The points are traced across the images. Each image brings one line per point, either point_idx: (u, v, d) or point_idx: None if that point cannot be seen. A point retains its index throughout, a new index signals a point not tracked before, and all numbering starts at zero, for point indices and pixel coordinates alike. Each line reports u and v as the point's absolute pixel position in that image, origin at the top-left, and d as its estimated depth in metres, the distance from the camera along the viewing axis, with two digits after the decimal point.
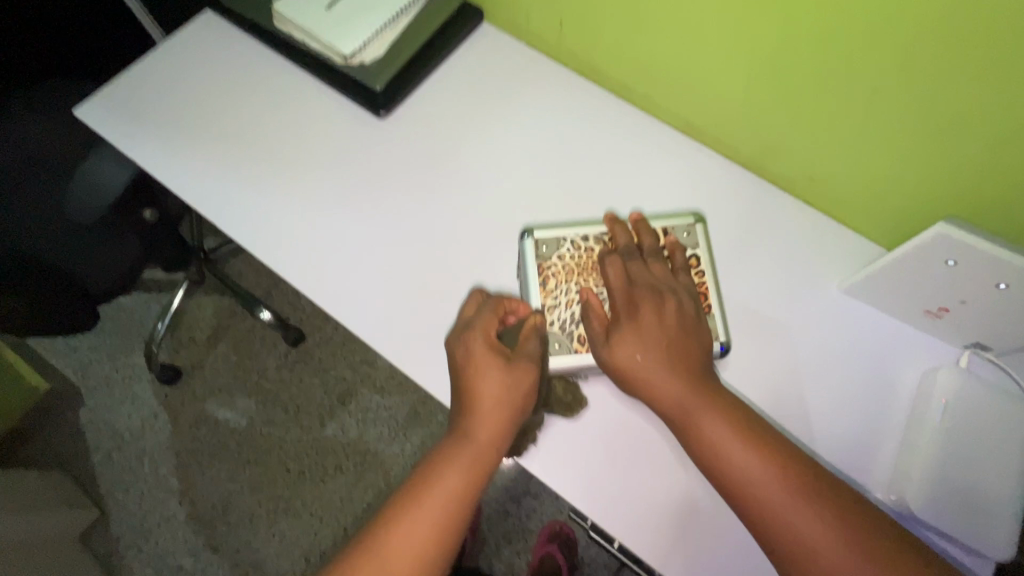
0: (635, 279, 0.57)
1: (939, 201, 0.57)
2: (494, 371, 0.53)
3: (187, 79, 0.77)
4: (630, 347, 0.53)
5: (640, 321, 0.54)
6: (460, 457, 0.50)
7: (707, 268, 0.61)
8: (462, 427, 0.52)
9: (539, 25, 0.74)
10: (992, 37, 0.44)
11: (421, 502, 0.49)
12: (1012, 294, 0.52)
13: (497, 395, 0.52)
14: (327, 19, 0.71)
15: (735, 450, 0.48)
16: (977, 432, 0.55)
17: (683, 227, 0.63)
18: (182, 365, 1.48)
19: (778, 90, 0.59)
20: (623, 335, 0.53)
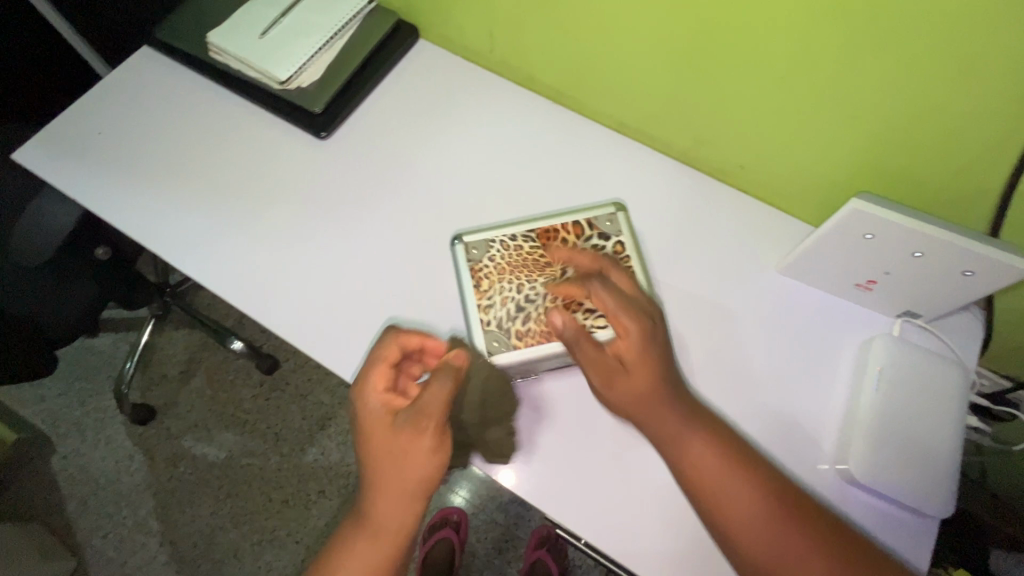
0: (630, 304, 0.55)
1: (857, 177, 0.60)
2: (411, 429, 0.52)
3: (128, 115, 0.77)
4: (641, 383, 0.54)
5: (645, 353, 0.54)
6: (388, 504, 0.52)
7: (633, 252, 0.63)
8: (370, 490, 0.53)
9: (472, 38, 0.76)
10: (875, 17, 0.47)
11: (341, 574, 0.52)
12: (927, 260, 0.55)
13: (407, 459, 0.52)
14: (261, 46, 0.72)
15: (710, 460, 0.51)
16: (913, 395, 0.58)
17: (605, 217, 0.66)
18: (155, 403, 1.45)
19: (699, 84, 0.62)
20: (632, 372, 0.54)
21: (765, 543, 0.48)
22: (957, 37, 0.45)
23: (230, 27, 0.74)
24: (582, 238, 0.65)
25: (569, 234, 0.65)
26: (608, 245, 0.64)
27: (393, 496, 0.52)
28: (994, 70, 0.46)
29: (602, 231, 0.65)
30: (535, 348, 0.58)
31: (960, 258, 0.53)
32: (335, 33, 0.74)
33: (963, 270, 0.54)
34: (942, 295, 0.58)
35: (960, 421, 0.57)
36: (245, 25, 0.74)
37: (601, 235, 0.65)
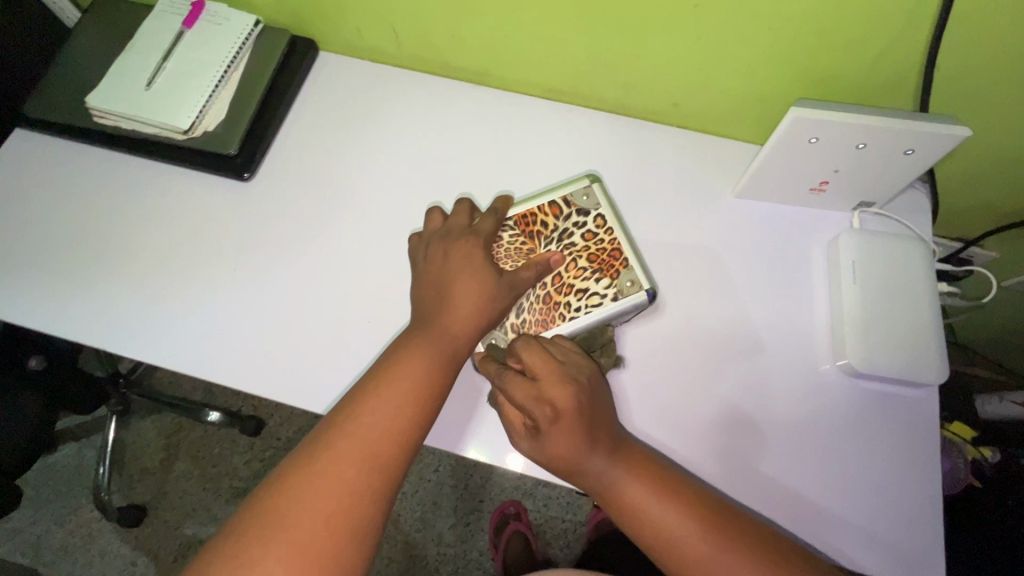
0: (554, 375, 0.51)
1: (786, 86, 0.61)
2: (440, 318, 0.53)
3: (21, 209, 0.69)
4: (564, 446, 0.50)
5: (569, 418, 0.50)
6: (385, 398, 0.48)
7: (615, 223, 0.61)
8: (433, 314, 0.54)
9: (374, 38, 0.72)
10: None
11: (376, 394, 0.48)
12: (871, 150, 0.56)
13: (470, 302, 0.53)
14: (150, 99, 0.66)
15: (636, 490, 0.49)
16: (886, 278, 0.61)
17: (581, 190, 0.63)
18: (143, 500, 1.36)
19: (615, 33, 0.61)
20: (552, 434, 0.50)
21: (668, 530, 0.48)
22: None
23: (108, 85, 0.67)
24: (561, 217, 0.62)
25: (547, 216, 0.62)
26: (588, 220, 0.61)
27: (393, 388, 0.49)
28: None
29: (579, 207, 0.62)
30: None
31: (899, 140, 0.55)
32: (228, 65, 0.68)
33: (904, 150, 0.56)
34: (890, 179, 0.60)
35: (932, 290, 0.60)
36: (124, 79, 0.67)
37: (580, 211, 0.62)
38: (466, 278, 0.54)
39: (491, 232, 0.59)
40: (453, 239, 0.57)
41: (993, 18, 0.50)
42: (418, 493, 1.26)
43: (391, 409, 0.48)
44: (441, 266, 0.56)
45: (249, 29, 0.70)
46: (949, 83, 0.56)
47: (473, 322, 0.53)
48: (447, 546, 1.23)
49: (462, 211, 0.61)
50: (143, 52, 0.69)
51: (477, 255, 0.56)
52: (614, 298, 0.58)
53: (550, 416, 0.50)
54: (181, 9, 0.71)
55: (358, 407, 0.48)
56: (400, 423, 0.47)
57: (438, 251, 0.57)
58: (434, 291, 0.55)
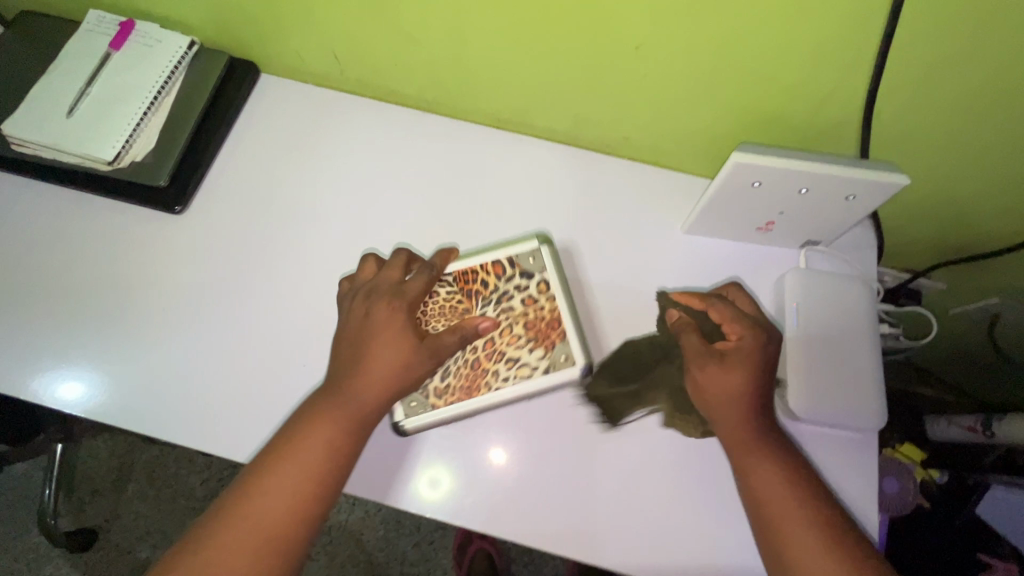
0: (747, 316, 0.57)
1: (731, 126, 0.61)
2: (348, 386, 0.53)
3: None
4: (734, 386, 0.54)
5: (746, 360, 0.55)
6: (287, 469, 0.50)
7: (557, 290, 0.61)
8: (341, 381, 0.53)
9: (317, 63, 0.70)
10: None
11: (279, 469, 0.50)
12: (813, 195, 0.56)
13: (386, 373, 0.53)
14: (72, 127, 0.62)
15: (779, 472, 0.53)
16: (827, 320, 0.61)
17: (527, 251, 0.62)
18: (94, 523, 1.31)
19: (560, 69, 0.60)
20: (728, 369, 0.54)
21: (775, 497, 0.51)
22: None
23: (26, 111, 0.63)
24: (503, 277, 0.61)
25: (489, 275, 0.61)
26: (532, 284, 0.61)
27: (294, 459, 0.51)
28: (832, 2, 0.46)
29: (524, 268, 0.61)
30: (455, 406, 0.58)
31: (841, 186, 0.54)
32: (158, 90, 0.65)
33: (846, 195, 0.56)
34: (834, 222, 0.60)
35: (872, 332, 0.61)
36: (46, 104, 0.63)
37: (524, 273, 0.61)
38: (381, 347, 0.53)
39: (419, 292, 0.56)
40: (376, 298, 0.55)
41: (928, 69, 0.50)
42: (382, 512, 1.24)
43: (291, 482, 0.50)
44: (359, 331, 0.54)
45: (183, 52, 0.66)
46: (888, 128, 0.56)
47: (384, 390, 0.53)
48: (410, 566, 1.21)
49: (397, 262, 0.58)
50: (66, 75, 0.65)
51: (399, 319, 0.54)
52: (545, 371, 0.58)
53: (717, 357, 0.56)
54: (109, 29, 0.67)
55: (257, 479, 0.50)
56: (299, 495, 0.50)
57: (358, 312, 0.55)
58: (348, 357, 0.54)
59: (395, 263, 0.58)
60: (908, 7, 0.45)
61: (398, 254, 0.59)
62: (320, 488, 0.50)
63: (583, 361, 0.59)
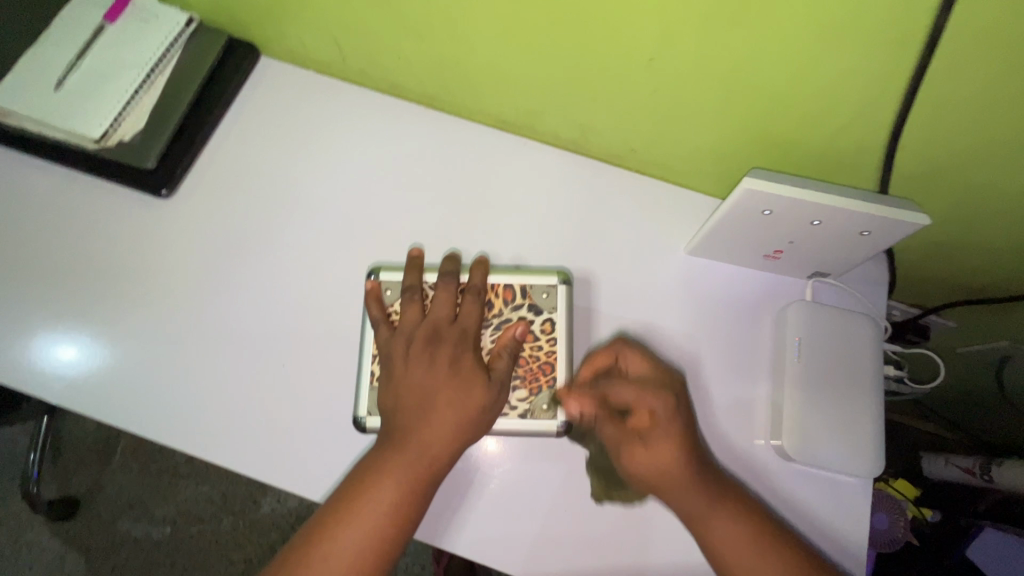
0: (647, 385, 0.55)
1: (744, 148, 0.58)
2: (417, 436, 0.51)
3: None
4: (665, 465, 0.53)
5: (668, 432, 0.53)
6: (358, 521, 0.48)
7: (562, 336, 0.58)
8: (408, 431, 0.52)
9: (319, 49, 0.67)
10: None
11: (346, 524, 0.48)
12: (825, 228, 0.54)
13: (455, 419, 0.52)
14: (60, 101, 0.60)
15: (741, 538, 0.51)
16: (830, 358, 0.58)
17: (543, 287, 0.60)
18: (77, 492, 1.31)
19: (569, 76, 0.57)
20: (654, 450, 0.53)
21: (737, 558, 0.50)
22: (816, 3, 0.42)
23: (10, 79, 0.60)
24: (512, 305, 0.59)
25: (497, 298, 0.59)
26: (536, 321, 0.59)
27: (365, 510, 0.49)
28: (861, 30, 0.43)
29: (535, 303, 0.59)
30: None
31: (856, 221, 0.52)
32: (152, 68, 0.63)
33: (860, 231, 0.53)
34: (844, 255, 0.58)
35: (874, 375, 0.59)
36: (33, 74, 0.61)
37: (533, 307, 0.59)
38: (453, 400, 0.52)
39: (473, 315, 0.56)
40: (439, 341, 0.54)
41: (956, 107, 0.47)
42: None
43: (362, 534, 0.48)
44: (423, 378, 0.53)
45: (180, 30, 0.64)
46: (911, 164, 0.53)
47: (455, 444, 0.52)
48: None
49: (444, 296, 0.57)
50: (58, 46, 0.62)
51: (465, 363, 0.54)
52: (522, 414, 0.56)
53: (637, 438, 0.54)
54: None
55: (330, 529, 0.48)
56: (371, 549, 0.48)
57: (418, 354, 0.54)
58: (412, 404, 0.53)
59: (410, 289, 0.58)
60: (942, 41, 0.42)
61: (443, 282, 0.58)
62: (392, 543, 0.49)
63: (563, 418, 0.56)
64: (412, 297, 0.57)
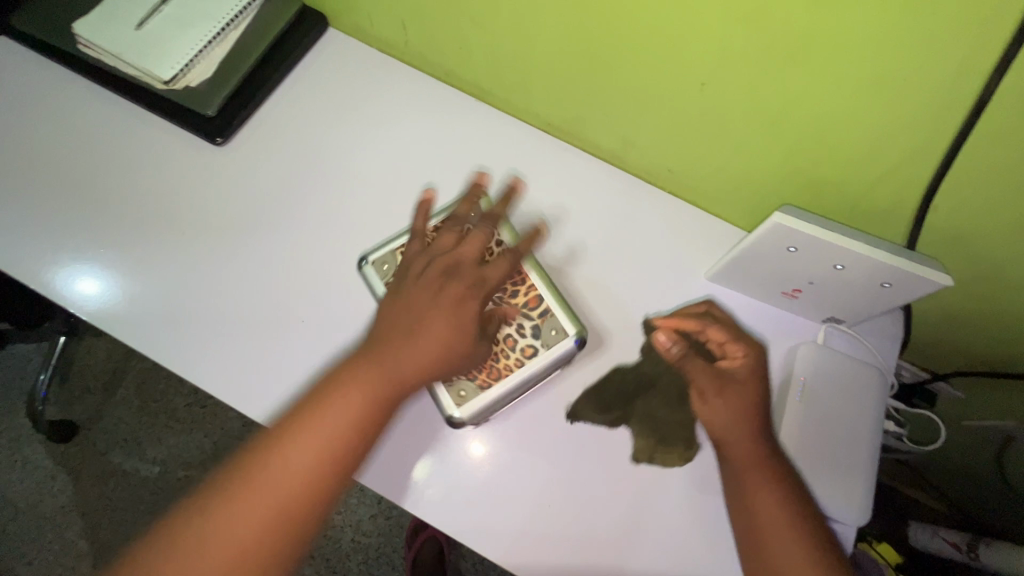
0: (739, 340, 0.57)
1: (780, 184, 0.59)
2: (392, 356, 0.50)
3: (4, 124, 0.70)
4: (729, 410, 0.54)
5: (745, 382, 0.55)
6: (318, 428, 0.47)
7: (535, 365, 0.57)
8: (384, 348, 0.50)
9: (384, 28, 0.70)
10: (779, 36, 0.46)
11: (306, 425, 0.47)
12: (847, 274, 0.54)
13: (434, 348, 0.50)
14: (139, 41, 0.64)
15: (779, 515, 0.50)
16: (832, 402, 0.59)
17: (557, 325, 0.59)
18: (78, 418, 1.35)
19: (619, 90, 0.59)
20: (725, 400, 0.54)
21: (786, 552, 0.49)
22: (869, 53, 0.43)
23: (100, 16, 0.65)
24: (523, 312, 0.59)
25: (524, 293, 0.59)
26: (526, 338, 0.58)
27: (322, 421, 0.47)
28: (906, 87, 0.44)
29: (540, 329, 0.58)
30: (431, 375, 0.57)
31: (878, 271, 0.52)
32: (227, 22, 0.66)
33: (881, 282, 0.54)
34: (864, 304, 0.58)
35: (875, 426, 0.59)
36: (118, 13, 0.65)
37: (536, 331, 0.58)
38: (442, 329, 0.51)
39: (497, 271, 0.55)
40: (449, 275, 0.53)
41: (992, 178, 0.48)
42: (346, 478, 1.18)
43: (322, 444, 0.46)
44: (421, 298, 0.52)
45: None
46: (941, 226, 0.54)
47: (428, 368, 0.50)
48: (363, 536, 1.17)
49: (481, 238, 0.56)
50: None
51: (468, 305, 0.52)
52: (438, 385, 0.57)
53: (704, 390, 0.54)
54: None
55: (281, 440, 0.46)
56: (328, 460, 0.46)
57: (426, 275, 0.54)
58: (405, 317, 0.51)
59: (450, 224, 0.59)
60: (990, 107, 0.43)
61: (486, 223, 0.58)
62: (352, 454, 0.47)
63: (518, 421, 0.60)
64: (451, 228, 0.58)
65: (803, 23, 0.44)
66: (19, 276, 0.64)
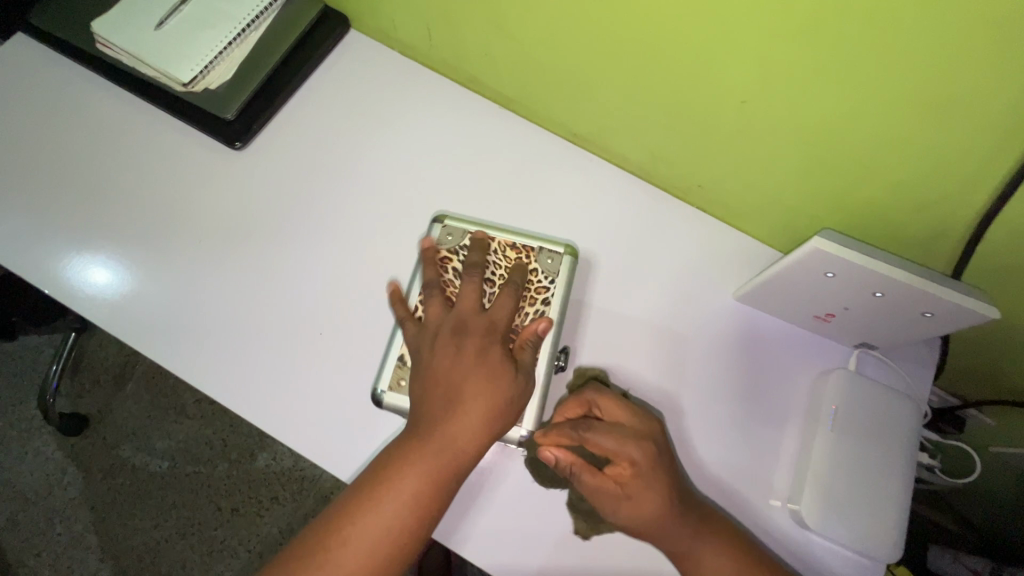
0: (626, 434, 0.53)
1: (816, 205, 0.57)
2: (441, 437, 0.50)
3: (20, 123, 0.69)
4: (647, 510, 0.52)
5: (654, 475, 0.52)
6: (377, 511, 0.48)
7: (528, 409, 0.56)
8: (431, 426, 0.51)
9: (407, 31, 0.68)
10: (833, 55, 0.43)
11: (362, 511, 0.48)
12: (888, 301, 0.52)
13: (479, 419, 0.51)
14: (159, 42, 0.63)
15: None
16: (864, 432, 0.57)
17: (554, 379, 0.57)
18: (88, 411, 1.35)
19: (652, 103, 0.57)
20: (637, 500, 0.52)
21: None
22: (929, 73, 0.41)
23: (120, 16, 0.64)
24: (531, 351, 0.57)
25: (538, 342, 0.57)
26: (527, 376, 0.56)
27: (382, 504, 0.48)
28: (965, 111, 0.42)
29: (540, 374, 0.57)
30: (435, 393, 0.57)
31: (921, 300, 0.50)
32: (247, 23, 0.65)
33: (923, 311, 0.51)
34: (902, 331, 0.56)
35: (909, 458, 0.57)
36: (138, 13, 0.64)
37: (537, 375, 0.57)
38: (481, 399, 0.51)
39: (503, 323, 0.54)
40: (465, 332, 0.54)
41: None
42: None
43: (383, 512, 0.48)
44: (450, 365, 0.52)
45: None
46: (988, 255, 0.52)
47: (479, 442, 0.51)
48: None
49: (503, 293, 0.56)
50: None
51: (491, 355, 0.53)
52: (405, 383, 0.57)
53: (617, 491, 0.52)
54: None
55: (340, 522, 0.48)
56: (390, 539, 0.48)
57: (445, 342, 0.53)
58: (440, 397, 0.52)
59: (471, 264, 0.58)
60: None
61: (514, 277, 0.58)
62: (419, 518, 0.49)
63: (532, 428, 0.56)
64: (472, 274, 0.57)
65: (860, 41, 0.42)
66: (33, 279, 0.63)
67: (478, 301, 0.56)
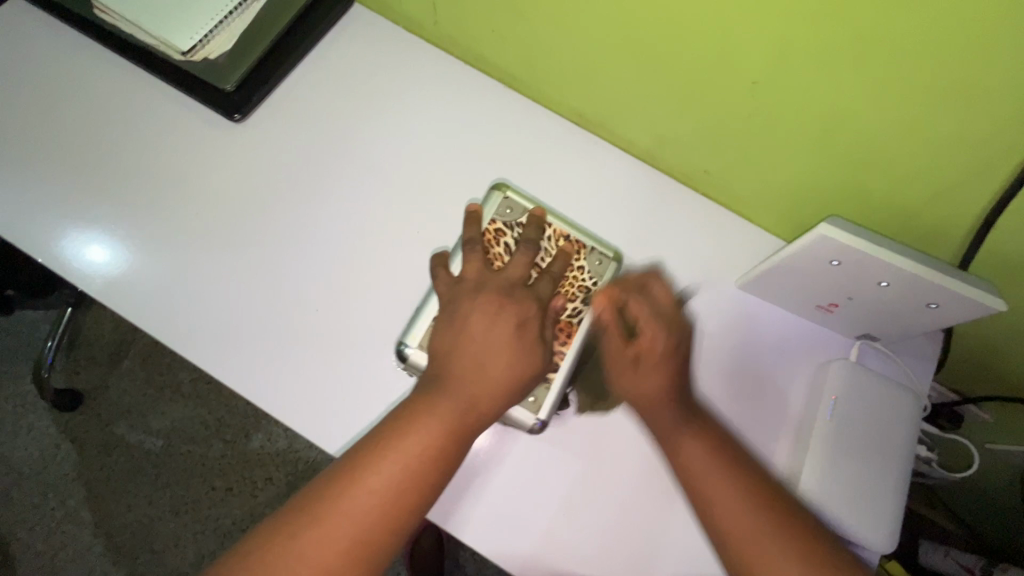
0: (662, 315, 0.52)
1: (824, 194, 0.56)
2: (466, 390, 0.49)
3: (16, 91, 0.67)
4: (649, 386, 0.50)
5: (664, 368, 0.50)
6: (396, 458, 0.46)
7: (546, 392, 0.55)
8: (455, 378, 0.50)
9: (412, 6, 0.66)
10: (848, 37, 0.42)
11: (381, 456, 0.46)
12: (893, 291, 0.51)
13: (504, 375, 0.50)
14: (159, 10, 0.61)
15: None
16: (863, 423, 0.56)
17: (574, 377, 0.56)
18: (83, 388, 1.34)
19: (660, 85, 0.56)
20: (643, 374, 0.50)
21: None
22: (947, 57, 0.40)
23: None
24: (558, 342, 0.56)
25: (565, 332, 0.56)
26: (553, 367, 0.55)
27: (403, 450, 0.46)
28: (982, 99, 0.41)
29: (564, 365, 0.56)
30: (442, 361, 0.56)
31: (926, 291, 0.49)
32: None
33: (928, 303, 0.51)
34: (905, 323, 0.56)
35: (906, 450, 0.57)
36: None
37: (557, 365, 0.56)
38: (507, 361, 0.50)
39: (540, 302, 0.54)
40: (507, 298, 0.53)
41: None
42: None
43: (399, 465, 0.45)
44: (484, 328, 0.51)
45: None
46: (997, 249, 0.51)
47: (502, 400, 0.50)
48: None
49: (548, 278, 0.55)
50: None
51: (527, 329, 0.52)
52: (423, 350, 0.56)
53: (631, 361, 0.51)
54: None
55: (356, 469, 0.45)
56: (407, 487, 0.45)
57: (488, 300, 0.52)
58: (468, 355, 0.50)
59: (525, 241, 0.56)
60: None
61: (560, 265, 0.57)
62: (438, 472, 0.47)
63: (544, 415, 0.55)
64: (525, 248, 0.56)
65: (878, 22, 0.40)
66: (27, 249, 0.62)
67: (524, 275, 0.55)
